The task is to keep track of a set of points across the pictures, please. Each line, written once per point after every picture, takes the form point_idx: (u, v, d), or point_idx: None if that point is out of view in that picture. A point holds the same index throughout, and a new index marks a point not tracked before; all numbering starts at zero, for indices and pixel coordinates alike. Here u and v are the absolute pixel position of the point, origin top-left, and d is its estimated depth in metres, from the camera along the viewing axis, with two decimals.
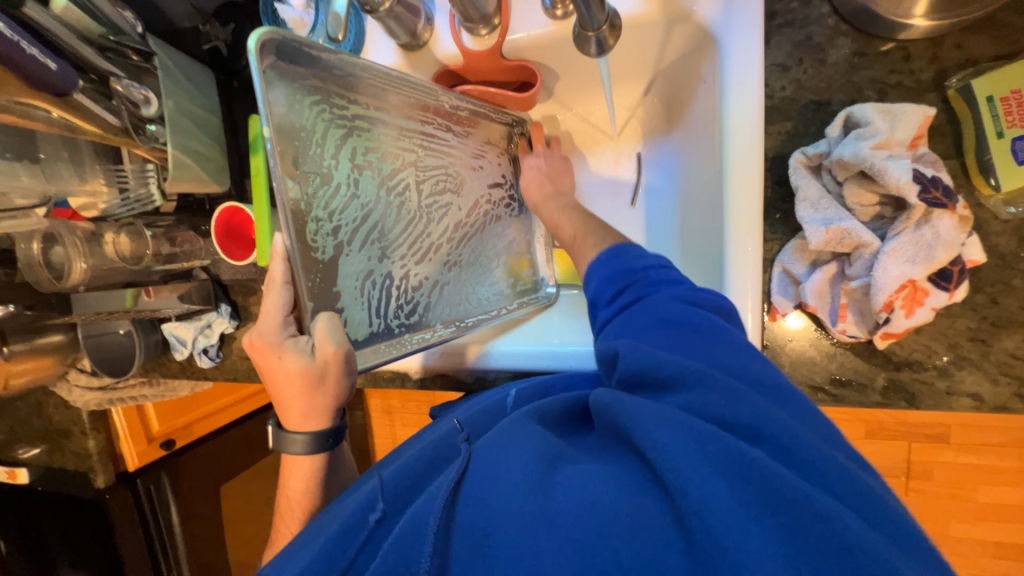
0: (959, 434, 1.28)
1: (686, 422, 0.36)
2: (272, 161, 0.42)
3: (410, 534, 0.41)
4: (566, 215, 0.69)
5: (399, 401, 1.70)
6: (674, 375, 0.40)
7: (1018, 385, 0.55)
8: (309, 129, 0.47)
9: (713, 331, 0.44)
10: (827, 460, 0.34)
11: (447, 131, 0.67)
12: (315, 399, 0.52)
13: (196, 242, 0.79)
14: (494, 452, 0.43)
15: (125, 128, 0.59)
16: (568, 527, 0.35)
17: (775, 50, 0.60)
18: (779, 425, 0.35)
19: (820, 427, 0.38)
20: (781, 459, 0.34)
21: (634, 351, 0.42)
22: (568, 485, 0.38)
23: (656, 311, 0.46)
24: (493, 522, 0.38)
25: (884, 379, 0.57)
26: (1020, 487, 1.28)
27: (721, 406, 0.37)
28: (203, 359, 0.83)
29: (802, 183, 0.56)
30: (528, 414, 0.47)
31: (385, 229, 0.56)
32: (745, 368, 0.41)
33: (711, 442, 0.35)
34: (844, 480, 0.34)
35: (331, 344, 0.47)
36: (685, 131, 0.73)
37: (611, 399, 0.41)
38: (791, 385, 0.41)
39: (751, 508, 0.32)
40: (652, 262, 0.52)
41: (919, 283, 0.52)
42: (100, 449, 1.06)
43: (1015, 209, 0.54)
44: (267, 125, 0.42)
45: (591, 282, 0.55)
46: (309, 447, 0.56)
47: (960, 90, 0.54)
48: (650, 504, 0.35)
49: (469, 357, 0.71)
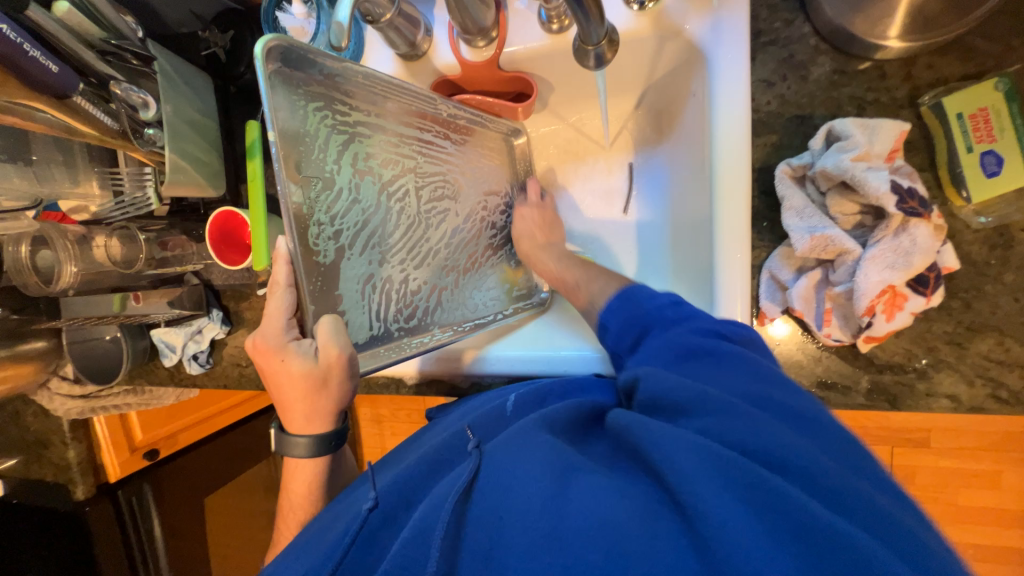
0: (939, 438, 1.32)
1: (703, 446, 0.37)
2: (276, 165, 0.43)
3: (415, 541, 0.41)
4: (561, 266, 0.72)
5: (388, 409, 1.68)
6: (694, 400, 0.42)
7: (993, 386, 0.57)
8: (312, 134, 0.48)
9: (735, 362, 0.46)
10: (845, 486, 0.34)
11: (445, 139, 0.68)
12: (317, 402, 0.52)
13: (187, 246, 0.78)
14: (507, 459, 0.44)
15: (123, 131, 0.59)
16: (579, 542, 0.35)
17: (760, 66, 0.63)
18: (802, 454, 0.36)
19: (846, 457, 0.38)
20: (799, 484, 0.35)
21: (657, 378, 0.45)
22: (580, 501, 0.38)
23: (676, 343, 0.50)
24: (502, 532, 0.39)
25: (867, 381, 0.60)
26: (998, 490, 1.32)
27: (746, 433, 0.38)
28: (192, 365, 0.83)
29: (787, 193, 0.59)
30: (539, 423, 0.47)
31: (385, 234, 0.57)
32: (766, 395, 0.42)
33: (729, 469, 0.35)
34: (866, 508, 0.34)
35: (334, 347, 0.48)
36: (675, 143, 0.76)
37: (629, 420, 0.43)
38: (816, 415, 0.41)
39: (772, 536, 0.32)
40: (664, 300, 0.57)
41: (898, 288, 0.54)
42: (80, 459, 1.03)
43: (986, 218, 0.57)
44: (272, 129, 0.42)
45: (607, 334, 0.60)
46: (310, 450, 0.55)
47: (932, 106, 0.57)
48: (663, 523, 0.36)
49: (465, 362, 0.71)
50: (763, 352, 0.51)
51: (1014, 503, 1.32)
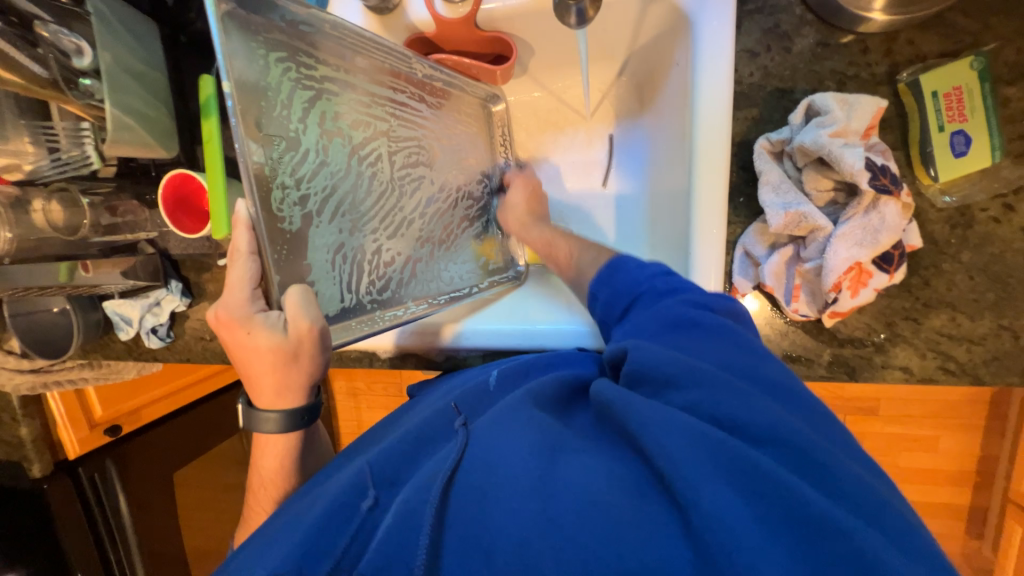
0: (886, 407, 1.45)
1: (695, 428, 0.37)
2: (233, 121, 0.39)
3: (403, 523, 0.41)
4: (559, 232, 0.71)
5: (364, 383, 1.67)
6: (677, 373, 0.41)
7: (943, 359, 0.60)
8: (274, 88, 0.44)
9: (723, 332, 0.45)
10: (846, 472, 0.36)
11: (420, 102, 0.65)
12: (288, 376, 0.50)
13: (140, 212, 0.73)
14: (493, 440, 0.44)
15: (53, 81, 0.54)
16: (570, 524, 0.37)
17: (745, 35, 0.61)
18: (791, 429, 0.37)
19: (831, 430, 0.40)
20: (787, 461, 0.36)
21: (642, 350, 0.44)
22: (568, 479, 0.39)
23: (663, 312, 0.48)
24: (490, 515, 0.39)
25: (829, 354, 0.62)
26: (933, 453, 1.47)
27: (733, 407, 0.38)
28: (151, 339, 0.79)
29: (765, 168, 0.59)
30: (525, 399, 0.48)
31: (356, 201, 0.54)
32: (751, 367, 0.42)
33: (720, 450, 0.36)
34: (860, 491, 0.35)
35: (305, 319, 0.45)
36: (657, 114, 0.74)
37: (613, 393, 0.42)
38: (801, 387, 0.43)
39: (761, 517, 0.33)
40: (654, 271, 0.54)
41: (864, 265, 0.55)
42: (35, 436, 1.00)
43: (950, 198, 0.58)
44: (226, 79, 0.38)
45: (602, 291, 0.57)
46: (281, 426, 0.54)
47: (910, 84, 0.57)
48: (652, 503, 0.36)
49: (441, 337, 0.70)
50: (748, 323, 0.51)
51: (946, 464, 1.48)
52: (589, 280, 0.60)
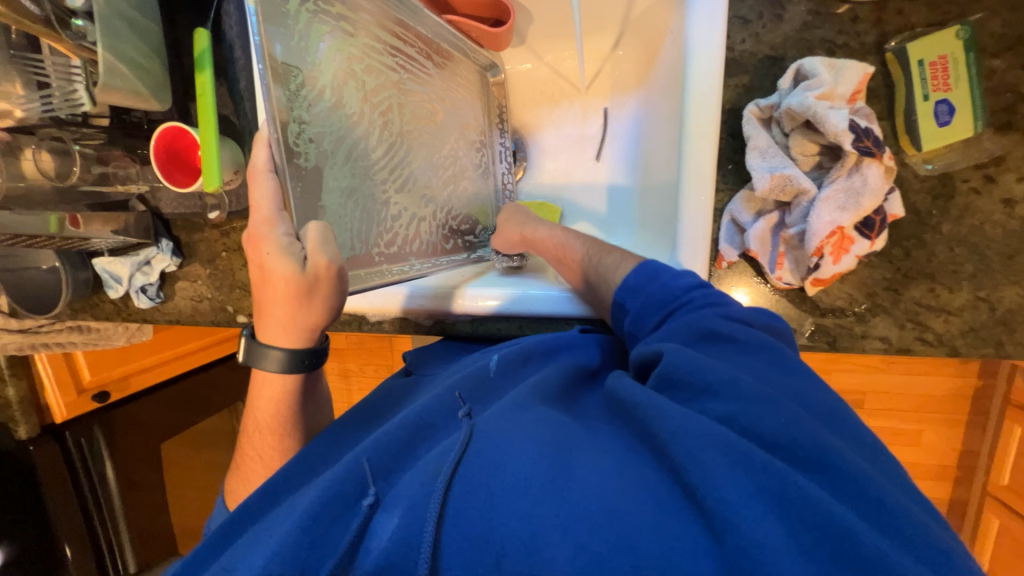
0: (873, 400, 1.46)
1: (733, 445, 0.36)
2: (255, 39, 0.39)
3: (410, 516, 0.39)
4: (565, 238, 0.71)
5: (356, 364, 1.68)
6: (717, 382, 0.42)
7: (921, 330, 0.61)
8: (291, 15, 0.44)
9: (761, 349, 0.46)
10: (896, 508, 0.34)
11: (427, 60, 0.66)
12: (298, 312, 0.50)
13: (131, 167, 0.73)
14: (504, 436, 0.43)
15: (47, 19, 0.54)
16: (583, 528, 0.35)
17: (739, 2, 0.62)
18: (840, 456, 0.36)
19: (879, 461, 0.39)
20: (825, 483, 0.35)
21: (680, 353, 0.45)
22: (581, 480, 0.38)
23: (697, 323, 0.49)
24: (496, 509, 0.38)
25: (811, 323, 0.63)
26: (918, 447, 1.50)
27: (777, 423, 0.37)
28: (141, 298, 0.79)
29: (754, 132, 0.59)
30: (534, 402, 0.49)
31: (367, 149, 0.54)
32: (787, 386, 0.42)
33: (758, 470, 0.35)
34: (901, 523, 0.33)
35: (324, 255, 0.45)
36: (651, 86, 0.74)
37: (645, 398, 0.43)
38: (844, 412, 0.42)
39: (798, 541, 0.32)
40: (691, 283, 0.55)
41: (847, 230, 0.56)
42: (21, 397, 1.02)
43: (932, 166, 0.59)
44: None
45: (626, 312, 0.59)
46: (282, 365, 0.54)
47: (896, 53, 0.58)
48: (676, 517, 0.35)
49: (434, 300, 0.70)
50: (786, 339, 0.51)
51: (928, 457, 1.51)
52: (614, 287, 0.61)
